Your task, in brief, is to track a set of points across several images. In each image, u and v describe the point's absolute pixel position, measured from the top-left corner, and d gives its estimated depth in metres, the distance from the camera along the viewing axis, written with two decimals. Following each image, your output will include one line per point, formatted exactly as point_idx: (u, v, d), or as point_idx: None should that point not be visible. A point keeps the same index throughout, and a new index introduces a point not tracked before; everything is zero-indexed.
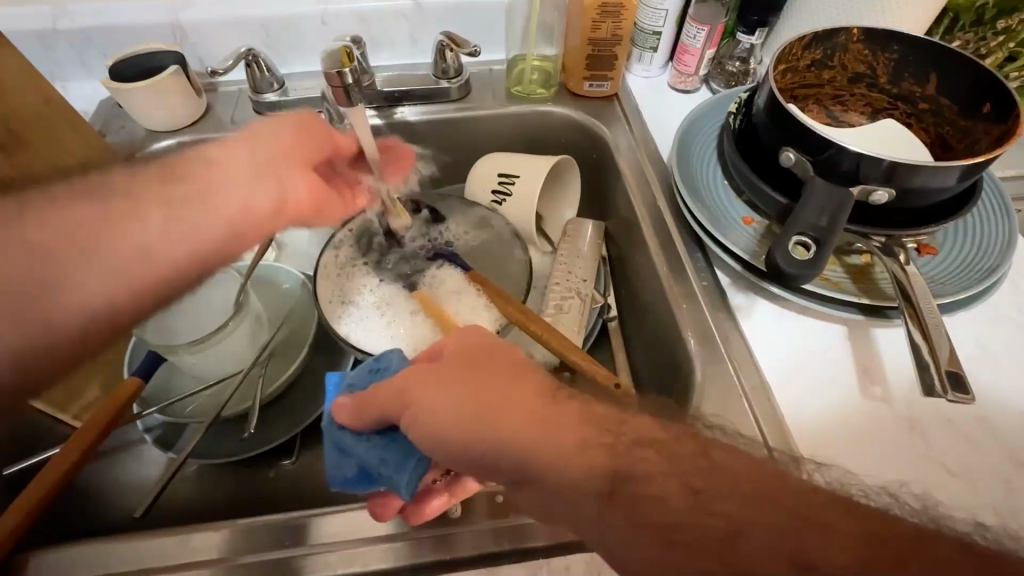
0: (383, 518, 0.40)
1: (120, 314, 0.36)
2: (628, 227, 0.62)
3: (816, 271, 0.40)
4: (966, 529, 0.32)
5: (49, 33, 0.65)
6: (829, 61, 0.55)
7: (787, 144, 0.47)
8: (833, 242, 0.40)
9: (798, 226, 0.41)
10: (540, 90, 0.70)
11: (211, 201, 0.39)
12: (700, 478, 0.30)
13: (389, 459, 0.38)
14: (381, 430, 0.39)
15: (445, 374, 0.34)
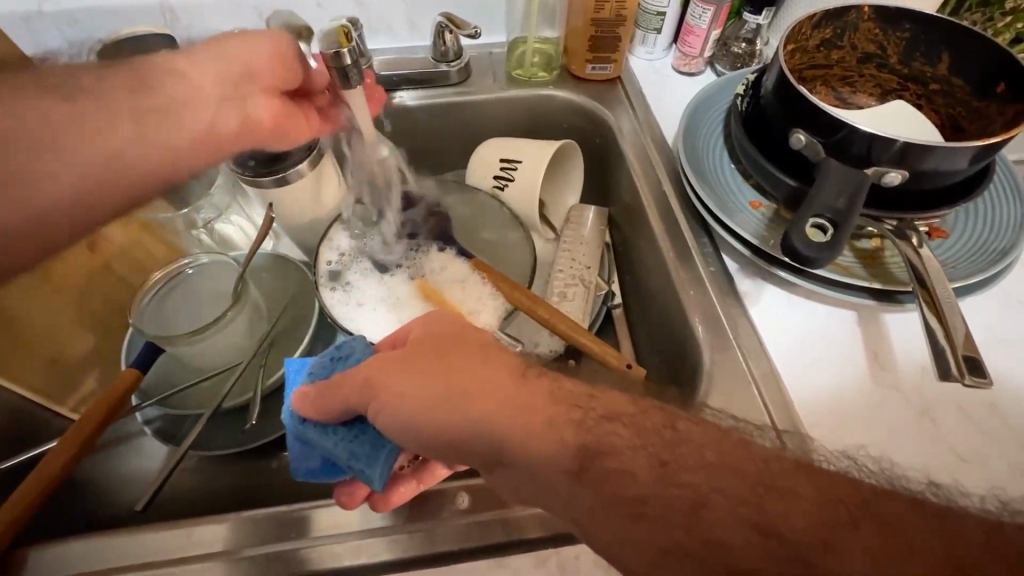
0: (351, 507, 0.39)
1: (94, 214, 0.41)
2: (632, 212, 0.61)
3: (833, 254, 0.39)
4: (919, 488, 0.32)
5: (35, 15, 0.63)
6: (838, 41, 0.54)
7: (797, 125, 0.46)
8: (850, 226, 0.39)
9: (814, 209, 0.40)
10: (541, 74, 0.68)
11: (203, 85, 0.44)
12: (666, 450, 0.30)
13: (358, 449, 0.38)
14: (348, 422, 0.38)
15: (450, 361, 0.34)
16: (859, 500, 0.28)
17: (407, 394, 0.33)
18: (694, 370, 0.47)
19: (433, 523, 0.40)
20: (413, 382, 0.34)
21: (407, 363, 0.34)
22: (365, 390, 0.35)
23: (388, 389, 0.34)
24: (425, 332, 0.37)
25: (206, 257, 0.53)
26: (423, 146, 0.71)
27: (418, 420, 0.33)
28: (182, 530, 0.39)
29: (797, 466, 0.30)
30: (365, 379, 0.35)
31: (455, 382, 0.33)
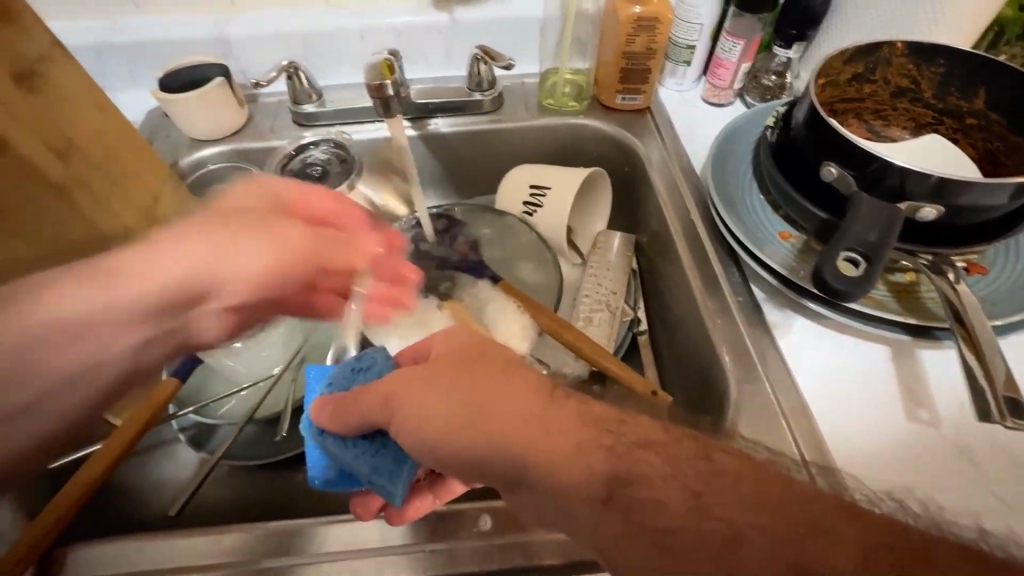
0: (365, 517, 0.41)
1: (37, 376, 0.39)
2: (660, 238, 0.62)
3: (865, 290, 0.39)
4: (971, 537, 0.31)
5: (104, 46, 0.68)
6: (870, 75, 0.54)
7: (828, 159, 0.46)
8: (884, 259, 0.39)
9: (846, 242, 0.40)
10: (572, 103, 0.70)
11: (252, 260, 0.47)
12: (701, 483, 0.30)
13: (380, 465, 0.38)
14: (368, 435, 0.39)
15: (471, 376, 0.34)
16: (899, 544, 0.28)
17: (431, 409, 0.34)
18: (721, 399, 0.46)
19: (453, 542, 0.40)
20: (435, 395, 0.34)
21: (434, 382, 0.35)
22: (389, 407, 0.35)
23: (408, 405, 0.34)
24: (448, 346, 0.38)
25: None
26: (455, 170, 0.73)
27: (440, 437, 0.33)
28: (213, 537, 0.40)
29: (840, 508, 0.29)
30: (387, 393, 0.35)
31: (480, 399, 0.33)
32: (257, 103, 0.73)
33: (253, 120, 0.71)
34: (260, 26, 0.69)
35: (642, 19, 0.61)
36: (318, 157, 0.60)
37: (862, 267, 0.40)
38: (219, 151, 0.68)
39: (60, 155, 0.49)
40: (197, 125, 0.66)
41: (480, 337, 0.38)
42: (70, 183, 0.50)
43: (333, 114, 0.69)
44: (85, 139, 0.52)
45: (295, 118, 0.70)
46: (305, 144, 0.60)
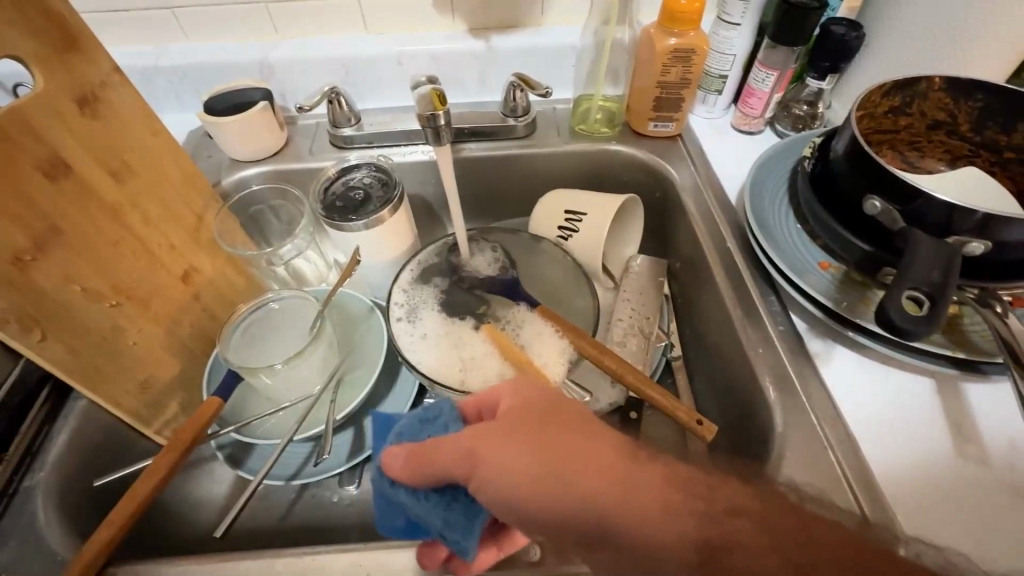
0: (429, 568, 0.40)
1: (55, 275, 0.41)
2: (693, 265, 0.62)
3: (929, 330, 0.38)
4: None
5: (151, 69, 0.71)
6: (907, 108, 0.55)
7: (870, 192, 0.47)
8: (947, 303, 0.38)
9: (912, 281, 0.39)
10: (604, 130, 0.71)
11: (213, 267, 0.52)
12: None
13: (453, 519, 0.38)
14: (440, 488, 0.39)
15: (546, 435, 0.36)
16: None
17: (507, 463, 0.35)
18: (764, 429, 0.46)
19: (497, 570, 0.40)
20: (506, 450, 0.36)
21: (508, 439, 0.36)
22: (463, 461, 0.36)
23: (490, 463, 0.36)
24: (516, 399, 0.39)
25: (287, 292, 0.57)
26: (488, 192, 0.74)
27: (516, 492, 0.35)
28: (261, 560, 0.41)
29: None
30: (466, 449, 0.36)
31: (561, 462, 0.34)
32: (295, 125, 0.75)
33: (291, 142, 0.72)
34: (301, 51, 0.71)
35: (678, 51, 0.62)
36: (360, 180, 0.61)
37: (927, 307, 0.39)
38: (259, 171, 0.70)
39: (117, 176, 0.51)
40: (239, 147, 0.68)
41: (544, 390, 0.39)
42: (125, 204, 0.51)
43: (370, 137, 0.70)
44: (138, 163, 0.53)
45: (334, 140, 0.71)
46: (348, 166, 0.62)
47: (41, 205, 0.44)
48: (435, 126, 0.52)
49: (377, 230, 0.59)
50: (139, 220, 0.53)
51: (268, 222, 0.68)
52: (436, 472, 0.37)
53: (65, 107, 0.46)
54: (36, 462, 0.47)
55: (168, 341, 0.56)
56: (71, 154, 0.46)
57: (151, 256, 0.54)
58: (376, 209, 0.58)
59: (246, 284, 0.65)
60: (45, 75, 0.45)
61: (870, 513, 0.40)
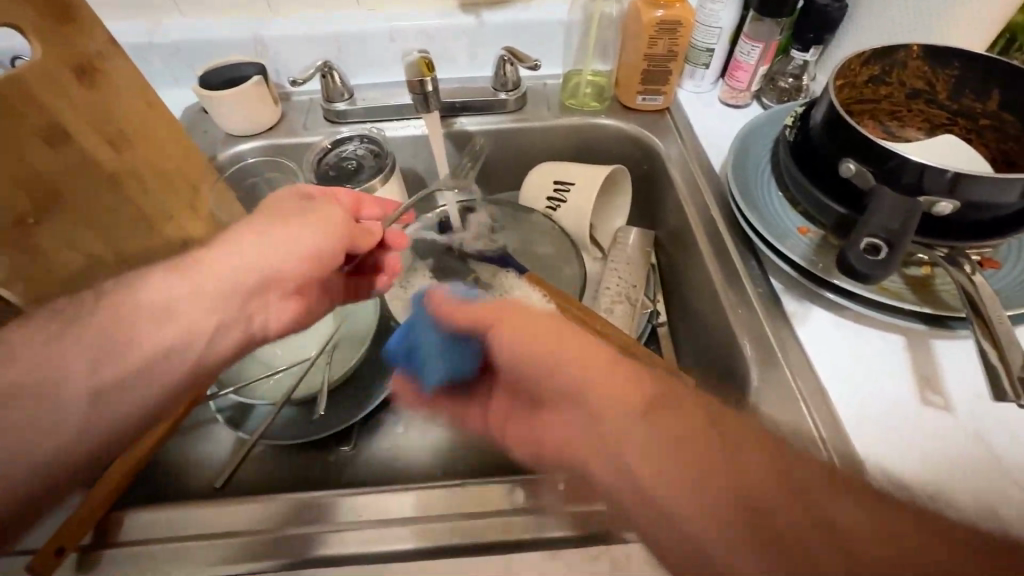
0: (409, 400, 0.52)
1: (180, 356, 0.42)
2: (679, 234, 0.64)
3: (887, 272, 0.41)
4: None
5: (145, 44, 0.72)
6: (886, 78, 0.56)
7: (846, 155, 0.48)
8: (904, 246, 0.41)
9: (869, 229, 0.42)
10: (593, 104, 0.72)
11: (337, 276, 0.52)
12: None
13: (457, 361, 0.44)
14: (451, 337, 0.44)
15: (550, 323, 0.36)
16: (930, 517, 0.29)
17: (513, 338, 0.36)
18: (742, 386, 0.48)
19: (480, 515, 0.41)
20: (515, 329, 0.36)
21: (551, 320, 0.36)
22: (497, 310, 0.39)
23: (499, 332, 0.37)
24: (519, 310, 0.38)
25: None
26: (479, 166, 0.76)
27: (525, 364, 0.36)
28: (262, 504, 0.43)
29: None
30: (483, 319, 0.39)
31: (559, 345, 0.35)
32: (289, 101, 0.76)
33: (285, 117, 0.74)
34: (295, 27, 0.72)
35: (664, 23, 0.62)
36: (354, 151, 0.62)
37: (885, 251, 0.41)
38: (253, 146, 0.71)
39: (112, 143, 0.51)
40: (234, 122, 0.69)
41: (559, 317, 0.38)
42: (122, 172, 0.53)
43: (363, 112, 0.72)
44: (135, 133, 0.53)
45: (327, 115, 0.72)
46: (341, 139, 0.63)
47: (40, 169, 0.46)
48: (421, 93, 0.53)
49: None
50: (136, 188, 0.54)
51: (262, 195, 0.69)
52: (465, 321, 0.41)
53: (62, 77, 0.47)
54: None
55: None
56: (68, 122, 0.48)
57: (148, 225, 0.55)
58: (368, 178, 0.59)
59: None
60: (42, 43, 0.46)
61: (838, 459, 0.42)
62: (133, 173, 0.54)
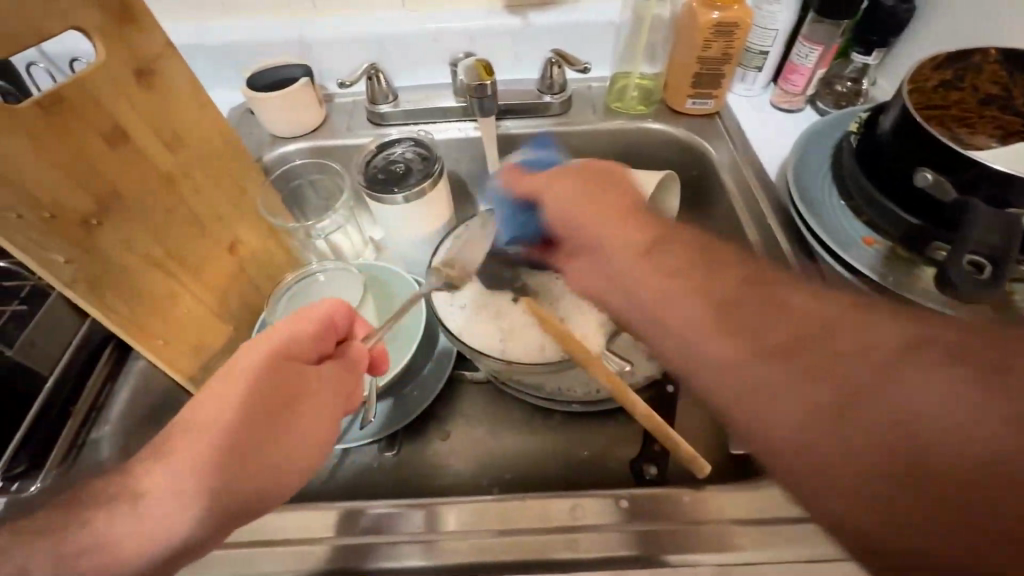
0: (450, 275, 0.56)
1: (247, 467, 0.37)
2: (731, 242, 0.62)
3: (997, 293, 0.37)
4: None
5: (194, 46, 0.72)
6: (958, 83, 0.54)
7: (921, 165, 0.46)
8: (1011, 264, 0.38)
9: (969, 246, 0.39)
10: (640, 107, 0.71)
11: (327, 393, 0.43)
12: None
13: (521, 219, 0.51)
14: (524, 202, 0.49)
15: (596, 192, 0.42)
16: None
17: (560, 194, 0.43)
18: None
19: (540, 530, 0.40)
20: (571, 192, 0.43)
21: (591, 179, 0.43)
22: (545, 180, 0.45)
23: (551, 189, 0.44)
24: (580, 173, 0.44)
25: (332, 265, 0.60)
26: None
27: (568, 215, 0.42)
28: (316, 512, 0.42)
29: None
30: (538, 186, 0.46)
31: (603, 201, 0.41)
32: (332, 102, 0.76)
33: (329, 119, 0.73)
34: (340, 29, 0.72)
35: (720, 25, 0.61)
36: (402, 154, 0.62)
37: (989, 270, 0.38)
38: (298, 147, 0.71)
39: (169, 146, 0.52)
40: (280, 123, 0.69)
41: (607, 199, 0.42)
42: (177, 174, 0.53)
43: (407, 115, 0.71)
44: (191, 137, 0.54)
45: (371, 117, 0.72)
46: (389, 141, 0.62)
47: (104, 171, 0.47)
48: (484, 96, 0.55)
49: (416, 204, 0.60)
50: (191, 190, 0.54)
51: (307, 197, 0.69)
52: (531, 186, 0.47)
53: (124, 79, 0.48)
54: (101, 418, 0.51)
55: (218, 308, 0.58)
56: (130, 124, 0.48)
57: (201, 226, 0.55)
58: (416, 182, 0.59)
59: (288, 257, 0.67)
60: (106, 45, 0.46)
61: None
62: (187, 175, 0.54)
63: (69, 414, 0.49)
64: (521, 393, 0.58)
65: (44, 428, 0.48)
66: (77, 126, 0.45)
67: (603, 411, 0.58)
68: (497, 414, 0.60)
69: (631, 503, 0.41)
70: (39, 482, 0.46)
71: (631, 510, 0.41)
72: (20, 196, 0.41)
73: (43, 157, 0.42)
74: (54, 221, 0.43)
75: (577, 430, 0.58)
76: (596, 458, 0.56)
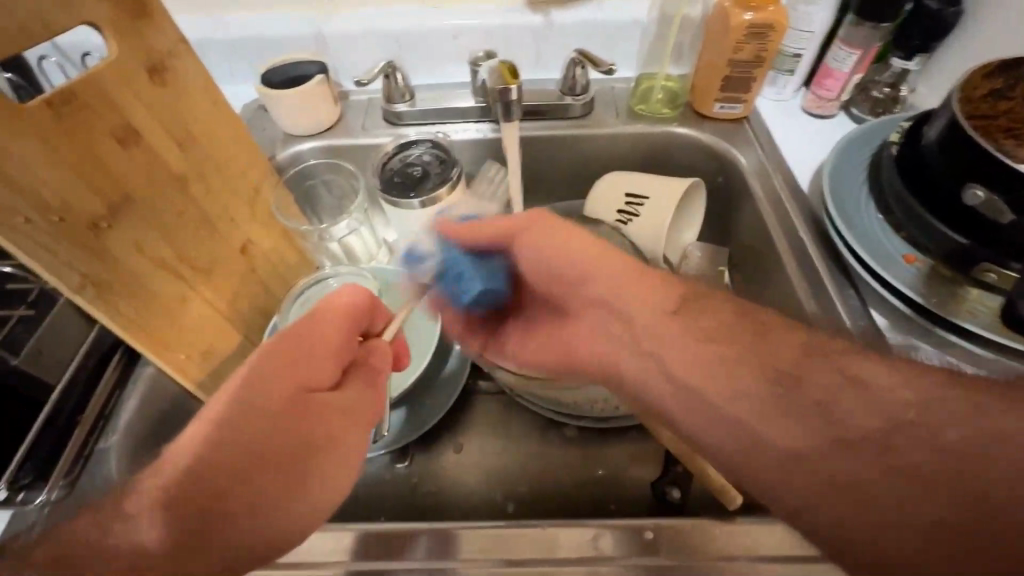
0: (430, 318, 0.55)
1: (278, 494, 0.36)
2: (759, 254, 0.60)
3: None
4: None
5: (208, 40, 0.70)
6: (1009, 92, 0.51)
7: (972, 181, 0.44)
8: None
9: None
10: (666, 110, 0.68)
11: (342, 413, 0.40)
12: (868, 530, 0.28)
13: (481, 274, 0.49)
14: (483, 256, 0.49)
15: (571, 238, 0.42)
16: None
17: (534, 248, 0.43)
18: None
19: (559, 561, 0.39)
20: (546, 239, 0.43)
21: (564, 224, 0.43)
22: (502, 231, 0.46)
23: (523, 242, 0.44)
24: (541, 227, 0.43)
25: (343, 269, 0.59)
26: (540, 172, 0.72)
27: (559, 264, 0.42)
28: (327, 534, 0.41)
29: None
30: (503, 232, 0.46)
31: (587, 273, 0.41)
32: (347, 100, 0.74)
33: (344, 117, 0.72)
34: (357, 24, 0.70)
35: (754, 27, 0.58)
36: (419, 156, 0.60)
37: None
38: (311, 146, 0.69)
39: (181, 146, 0.50)
40: (294, 121, 0.67)
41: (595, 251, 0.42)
42: (188, 175, 0.51)
43: (424, 114, 0.69)
44: (204, 137, 0.52)
45: (386, 116, 0.70)
46: (406, 142, 0.60)
47: (115, 171, 0.45)
48: (507, 100, 0.53)
49: (433, 209, 0.58)
50: (202, 191, 0.53)
51: (320, 198, 0.68)
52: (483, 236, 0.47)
53: (136, 76, 0.46)
54: (109, 427, 0.49)
55: (228, 313, 0.56)
56: (141, 123, 0.47)
57: (213, 228, 0.54)
58: (434, 187, 0.57)
59: (299, 260, 0.65)
60: (118, 42, 0.45)
61: None
62: (199, 176, 0.52)
63: (77, 423, 0.48)
64: (534, 406, 0.56)
65: (52, 436, 0.47)
66: (88, 126, 0.43)
67: (621, 428, 0.56)
68: (512, 428, 0.58)
69: (656, 535, 0.39)
70: (45, 493, 0.45)
71: (656, 542, 0.39)
72: (28, 199, 0.40)
73: (52, 158, 0.41)
74: (64, 224, 0.42)
75: (594, 447, 0.56)
76: (614, 477, 0.54)
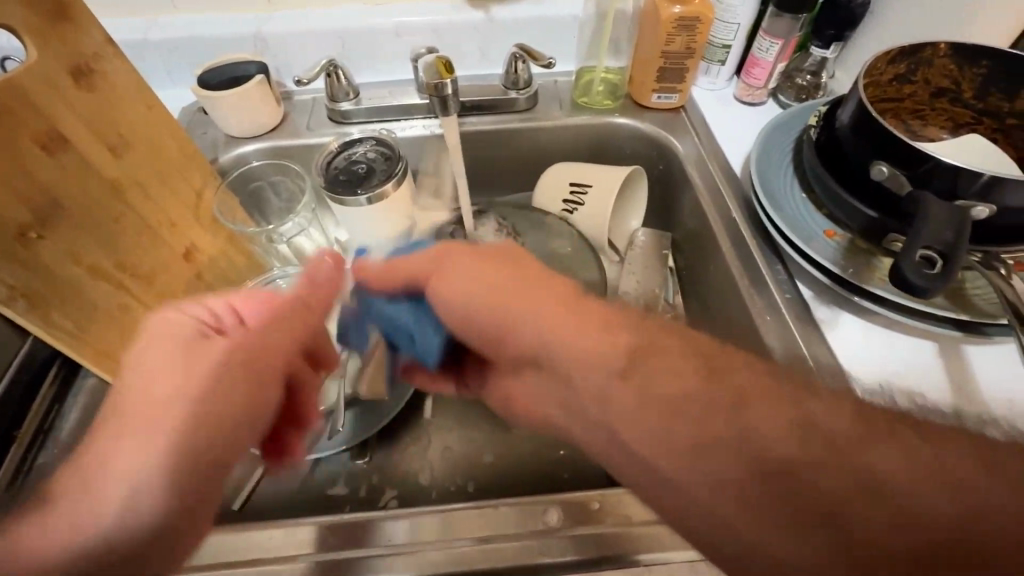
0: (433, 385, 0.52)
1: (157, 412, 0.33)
2: (698, 236, 0.63)
3: (948, 285, 0.38)
4: None
5: (140, 43, 0.69)
6: (911, 76, 0.55)
7: (878, 158, 0.47)
8: (960, 258, 0.38)
9: (924, 239, 0.39)
10: (606, 102, 0.71)
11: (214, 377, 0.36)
12: None
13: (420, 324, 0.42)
14: (412, 297, 0.42)
15: (474, 259, 0.37)
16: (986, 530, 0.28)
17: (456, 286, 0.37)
18: None
19: (510, 535, 0.40)
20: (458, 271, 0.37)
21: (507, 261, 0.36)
22: (435, 259, 0.39)
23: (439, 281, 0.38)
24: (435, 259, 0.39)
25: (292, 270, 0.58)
26: (489, 167, 0.73)
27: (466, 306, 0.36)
28: (286, 530, 0.41)
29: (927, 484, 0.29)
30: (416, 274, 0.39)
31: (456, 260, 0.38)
32: (291, 100, 0.73)
33: (288, 118, 0.71)
34: (297, 23, 0.69)
35: (682, 19, 0.61)
36: (364, 154, 0.60)
37: (939, 265, 0.39)
38: (254, 147, 0.68)
39: (112, 151, 0.49)
40: (235, 124, 0.66)
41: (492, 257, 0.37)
42: (123, 178, 0.50)
43: (369, 113, 0.69)
44: (137, 139, 0.51)
45: (331, 115, 0.70)
46: (350, 140, 0.60)
47: (42, 178, 0.44)
48: (444, 95, 0.53)
49: (379, 206, 0.58)
50: (139, 196, 0.51)
51: (266, 199, 0.67)
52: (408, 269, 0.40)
53: (58, 80, 0.45)
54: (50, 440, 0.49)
55: None
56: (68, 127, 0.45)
57: (151, 232, 0.53)
58: (379, 183, 0.57)
59: (249, 263, 0.64)
60: (37, 45, 0.43)
61: None
62: (135, 180, 0.51)
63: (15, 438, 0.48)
64: None
65: None
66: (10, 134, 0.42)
67: None
68: (470, 414, 0.59)
69: (602, 505, 0.41)
70: None
71: (603, 511, 0.41)
72: None
73: None
74: None
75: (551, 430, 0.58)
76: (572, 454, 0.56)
